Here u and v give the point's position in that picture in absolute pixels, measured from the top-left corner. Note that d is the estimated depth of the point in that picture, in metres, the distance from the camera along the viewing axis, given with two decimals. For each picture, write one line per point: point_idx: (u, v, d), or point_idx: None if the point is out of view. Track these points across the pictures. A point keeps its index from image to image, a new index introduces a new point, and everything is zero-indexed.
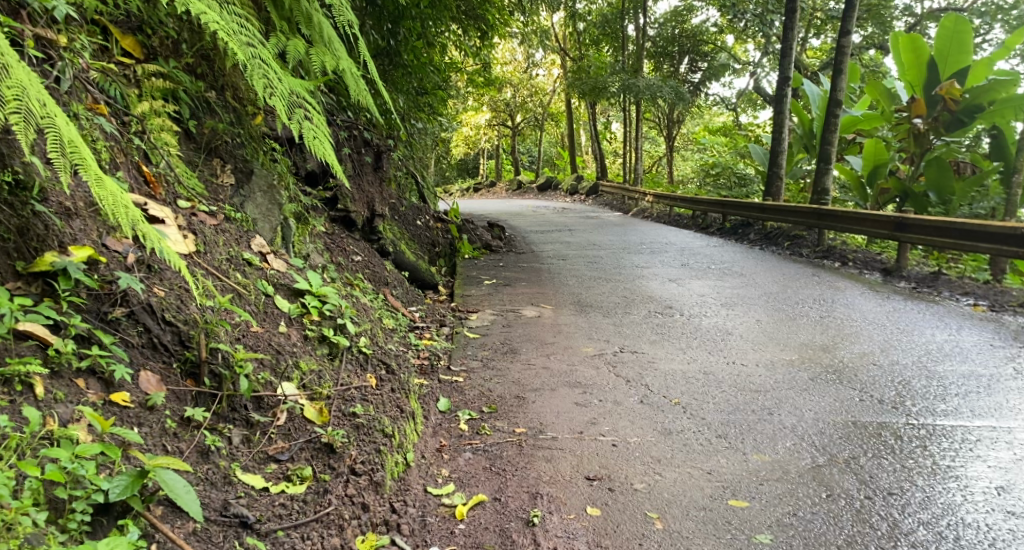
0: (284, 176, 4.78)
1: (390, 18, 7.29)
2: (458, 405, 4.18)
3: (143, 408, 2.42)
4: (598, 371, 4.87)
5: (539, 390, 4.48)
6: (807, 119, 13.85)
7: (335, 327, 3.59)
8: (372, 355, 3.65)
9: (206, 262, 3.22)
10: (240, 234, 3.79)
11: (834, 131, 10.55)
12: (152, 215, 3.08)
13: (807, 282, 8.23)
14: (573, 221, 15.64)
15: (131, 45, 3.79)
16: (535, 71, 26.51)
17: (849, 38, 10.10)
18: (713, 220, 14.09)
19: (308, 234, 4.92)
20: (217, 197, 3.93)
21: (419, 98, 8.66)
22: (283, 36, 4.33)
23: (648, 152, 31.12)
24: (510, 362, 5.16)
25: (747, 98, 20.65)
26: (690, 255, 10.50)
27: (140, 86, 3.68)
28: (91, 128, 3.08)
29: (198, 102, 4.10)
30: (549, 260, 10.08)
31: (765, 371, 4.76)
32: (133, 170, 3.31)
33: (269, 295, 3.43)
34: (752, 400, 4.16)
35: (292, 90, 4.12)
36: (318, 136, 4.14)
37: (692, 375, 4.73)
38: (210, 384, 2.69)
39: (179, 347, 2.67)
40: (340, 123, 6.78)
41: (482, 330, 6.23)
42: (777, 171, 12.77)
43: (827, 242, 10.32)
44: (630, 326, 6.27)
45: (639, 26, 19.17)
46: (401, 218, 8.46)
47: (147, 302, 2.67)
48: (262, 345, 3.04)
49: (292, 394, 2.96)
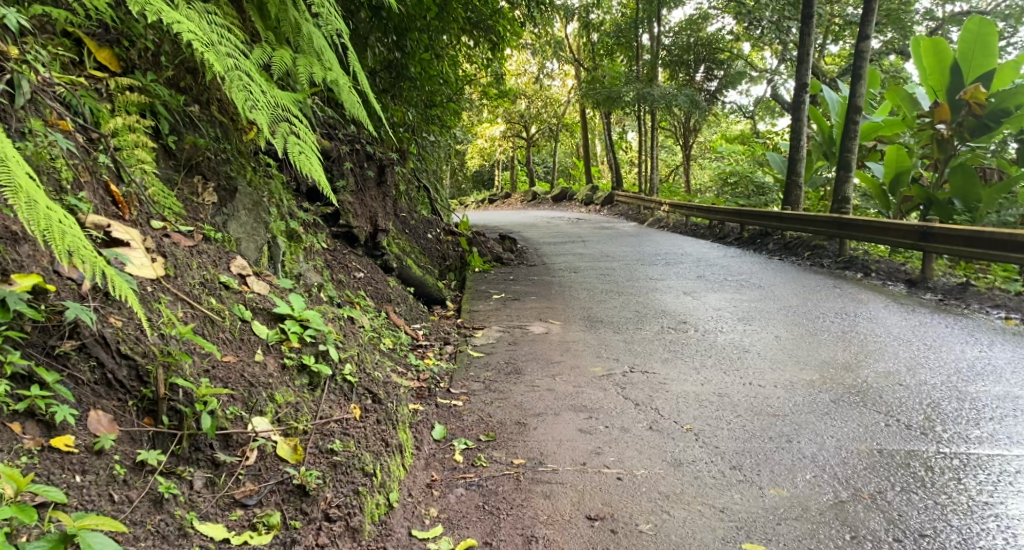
0: (275, 192, 4.59)
1: (395, 31, 7.00)
2: (455, 432, 3.94)
3: (89, 452, 2.23)
4: (605, 394, 4.60)
5: (542, 415, 4.22)
6: (826, 126, 13.55)
7: (317, 353, 3.35)
8: (358, 383, 3.42)
9: (175, 287, 3.01)
10: (220, 255, 3.59)
11: (854, 138, 10.22)
12: (115, 238, 2.91)
13: (828, 294, 7.91)
14: (587, 232, 15.42)
15: (107, 57, 3.61)
16: (549, 81, 26.31)
17: (868, 44, 9.79)
18: (730, 229, 13.75)
19: (302, 252, 4.71)
20: (197, 216, 3.73)
21: (429, 111, 8.48)
22: (270, 47, 4.12)
23: (664, 161, 30.84)
24: (514, 383, 4.90)
25: (765, 106, 20.31)
26: (706, 266, 10.20)
27: (113, 100, 3.48)
28: (48, 146, 2.87)
29: (179, 117, 3.89)
30: (561, 272, 9.84)
31: (783, 393, 4.46)
32: (100, 190, 3.12)
33: (246, 320, 3.21)
34: (768, 425, 3.87)
35: (277, 102, 3.89)
36: (304, 151, 3.91)
37: (706, 398, 4.44)
38: (169, 422, 2.47)
39: (136, 383, 2.47)
40: (341, 137, 6.59)
41: (487, 348, 5.98)
42: (795, 179, 12.45)
43: (849, 251, 9.97)
44: (641, 343, 5.99)
45: (654, 35, 18.94)
46: (408, 232, 8.25)
47: (100, 334, 2.47)
48: (233, 377, 2.81)
49: (265, 430, 2.72)
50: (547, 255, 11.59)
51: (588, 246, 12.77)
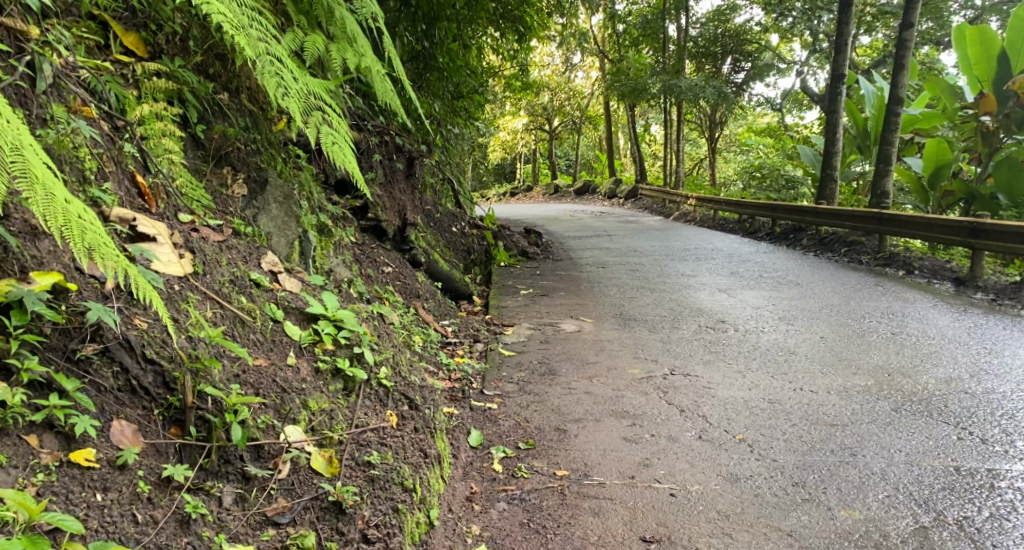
0: (304, 185, 4.40)
1: (424, 18, 6.81)
2: (492, 439, 3.73)
3: (111, 467, 2.05)
4: (648, 399, 4.37)
5: (582, 421, 4.00)
6: (862, 119, 13.15)
7: (351, 356, 3.15)
8: (394, 388, 3.22)
9: (203, 285, 2.82)
10: (249, 250, 3.40)
11: (895, 129, 9.87)
12: (141, 233, 2.72)
13: (871, 293, 7.60)
14: (613, 226, 15.14)
15: (134, 42, 3.43)
16: (573, 73, 25.97)
17: (911, 33, 9.44)
18: (761, 224, 13.41)
19: (331, 247, 4.53)
20: (225, 210, 3.55)
21: (455, 102, 8.26)
22: (302, 31, 3.93)
23: (688, 154, 30.38)
24: (549, 385, 4.68)
25: (793, 98, 19.84)
26: (739, 262, 9.91)
27: (139, 87, 3.31)
28: (71, 133, 2.68)
29: (207, 105, 3.70)
30: (588, 268, 9.60)
31: (839, 399, 4.21)
32: (125, 181, 2.94)
33: (277, 321, 3.02)
34: (827, 435, 3.65)
35: (309, 90, 3.71)
36: (337, 142, 3.72)
37: (755, 405, 4.20)
38: (197, 434, 2.29)
39: (162, 390, 2.29)
40: (369, 128, 6.40)
41: (518, 346, 5.76)
42: (830, 172, 12.07)
43: (889, 248, 9.63)
44: (680, 343, 5.73)
45: (680, 26, 18.57)
46: (433, 225, 8.05)
47: (124, 337, 2.29)
48: (265, 383, 2.63)
49: (299, 440, 2.54)
50: (573, 250, 11.36)
51: (615, 241, 12.50)
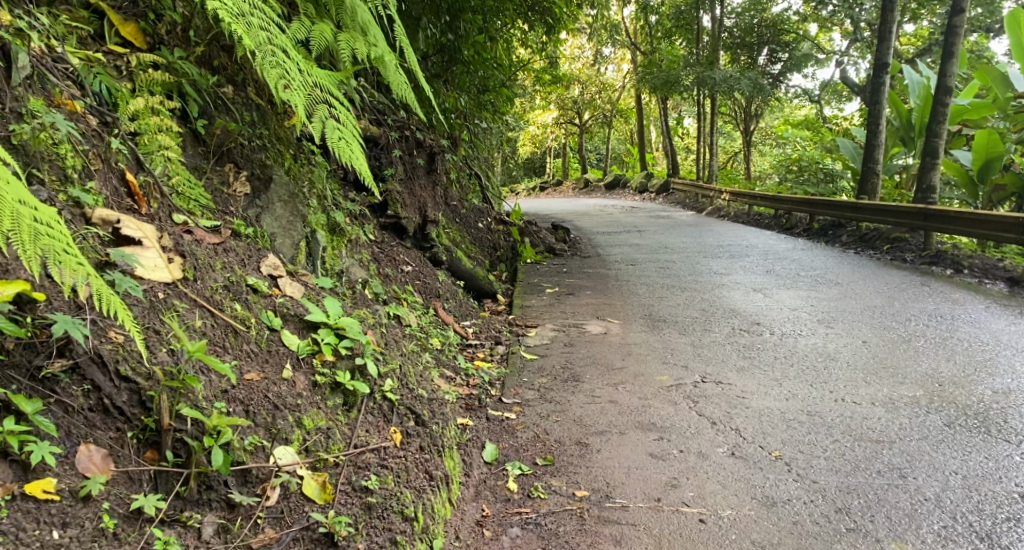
0: (315, 182, 4.21)
1: (448, 10, 6.59)
2: (508, 453, 3.52)
3: (73, 499, 1.87)
4: (676, 409, 4.10)
5: (605, 434, 3.77)
6: (906, 110, 12.64)
7: (353, 369, 2.93)
8: (400, 401, 3.00)
9: (193, 293, 2.63)
10: (250, 253, 3.21)
11: (942, 120, 9.41)
12: (124, 236, 2.52)
13: (917, 293, 7.20)
14: (643, 221, 14.74)
15: (131, 32, 3.25)
16: (604, 66, 25.56)
17: (962, 18, 8.97)
18: (798, 219, 12.95)
19: (344, 247, 4.34)
20: (226, 210, 3.36)
21: (481, 96, 8.01)
22: (310, 20, 3.72)
23: (723, 146, 29.78)
24: (572, 393, 4.44)
25: (833, 89, 19.22)
26: (775, 260, 9.53)
27: (134, 80, 3.13)
28: (48, 129, 2.51)
29: (209, 99, 3.51)
30: (617, 265, 9.32)
31: (885, 412, 3.89)
32: (113, 179, 2.75)
33: (274, 329, 2.82)
34: (873, 452, 3.34)
35: (315, 82, 3.51)
36: (344, 137, 3.51)
37: (793, 418, 3.90)
38: (174, 459, 2.09)
39: (137, 410, 2.09)
40: (390, 123, 6.21)
41: (541, 349, 5.53)
42: (872, 166, 11.58)
43: (935, 245, 9.18)
44: (712, 348, 5.44)
45: (716, 16, 18.06)
46: (457, 222, 7.84)
47: (96, 352, 2.09)
48: (255, 399, 2.43)
49: (290, 463, 2.33)
50: (602, 246, 11.06)
51: (645, 237, 12.18)
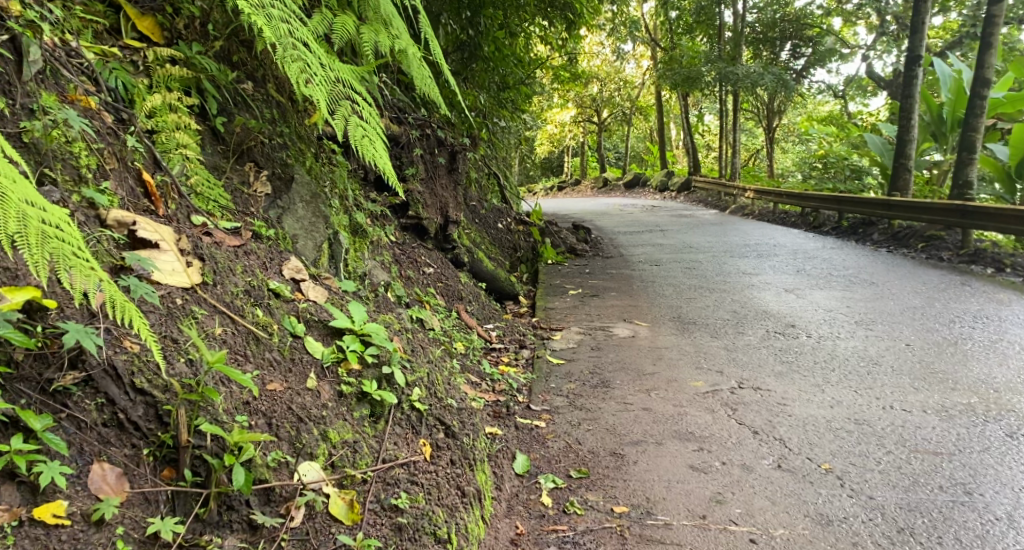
0: (336, 182, 4.06)
1: (469, 6, 6.45)
2: (539, 465, 3.36)
3: (85, 523, 1.73)
4: (715, 418, 3.91)
5: (641, 445, 3.60)
6: (937, 104, 12.32)
7: (379, 378, 2.78)
8: (428, 412, 2.85)
9: (213, 298, 2.48)
10: (271, 256, 3.07)
11: (980, 114, 9.12)
12: (141, 239, 2.38)
13: (958, 294, 6.94)
14: (665, 221, 14.49)
15: (148, 27, 3.12)
16: (624, 64, 25.29)
17: (1000, 8, 8.69)
18: (826, 217, 12.66)
19: (366, 249, 4.20)
20: (247, 210, 3.22)
21: (501, 94, 7.84)
22: (332, 13, 3.58)
23: (744, 144, 29.36)
24: (602, 399, 4.26)
25: (857, 86, 18.62)
26: (805, 259, 9.27)
27: (150, 75, 2.99)
28: (61, 126, 2.38)
29: (229, 95, 3.38)
30: (641, 265, 9.12)
31: (939, 421, 3.70)
32: (130, 180, 2.61)
33: (298, 336, 2.67)
34: (932, 467, 3.15)
35: (338, 77, 3.37)
36: (368, 134, 3.36)
37: (839, 428, 3.70)
38: (193, 478, 1.94)
39: (153, 426, 1.94)
40: (411, 121, 6.06)
41: (567, 352, 5.35)
42: (903, 162, 11.27)
43: (974, 243, 8.88)
44: (746, 352, 5.22)
45: (736, 12, 17.72)
46: (477, 222, 7.69)
47: (110, 363, 1.95)
48: (279, 411, 2.29)
49: (315, 480, 2.18)
50: (624, 246, 10.84)
51: (668, 236, 11.93)
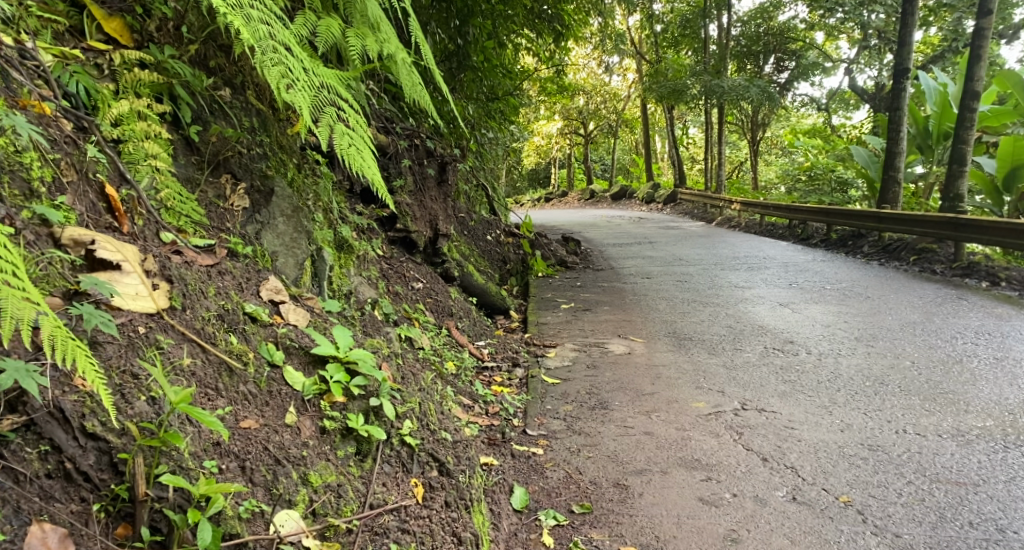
0: (319, 195, 3.83)
1: (457, 14, 6.26)
2: (538, 498, 3.24)
3: None
4: (720, 442, 3.70)
5: (645, 475, 3.40)
6: (922, 116, 12.25)
7: (366, 410, 2.54)
8: (420, 447, 2.62)
9: (182, 325, 2.24)
10: (248, 276, 2.83)
11: (970, 127, 9.03)
12: (99, 260, 2.14)
13: (956, 308, 6.82)
14: (653, 232, 14.34)
15: (116, 28, 2.87)
16: (609, 77, 25.24)
17: (989, 20, 8.61)
18: (814, 230, 12.56)
19: (351, 264, 3.96)
20: (222, 226, 2.99)
21: (490, 105, 7.63)
22: (315, 15, 3.36)
23: (729, 157, 29.36)
24: (602, 423, 4.04)
25: (840, 98, 18.76)
26: (797, 271, 9.15)
27: (116, 80, 2.76)
28: (8, 134, 2.13)
29: (205, 102, 3.14)
30: (632, 277, 8.92)
31: (957, 448, 3.57)
32: (90, 194, 2.36)
33: (276, 366, 2.45)
34: (956, 498, 3.12)
35: (322, 83, 3.15)
36: (354, 144, 3.14)
37: (854, 451, 3.57)
38: (151, 536, 1.72)
39: (106, 476, 1.72)
40: (399, 131, 5.84)
41: (563, 371, 5.13)
42: (892, 174, 11.16)
43: (966, 256, 8.77)
44: (746, 370, 5.02)
45: (721, 25, 17.66)
46: (466, 235, 7.46)
47: (57, 405, 1.73)
48: (254, 452, 2.07)
49: (293, 531, 1.96)
50: (614, 258, 10.65)
51: (658, 248, 11.75)
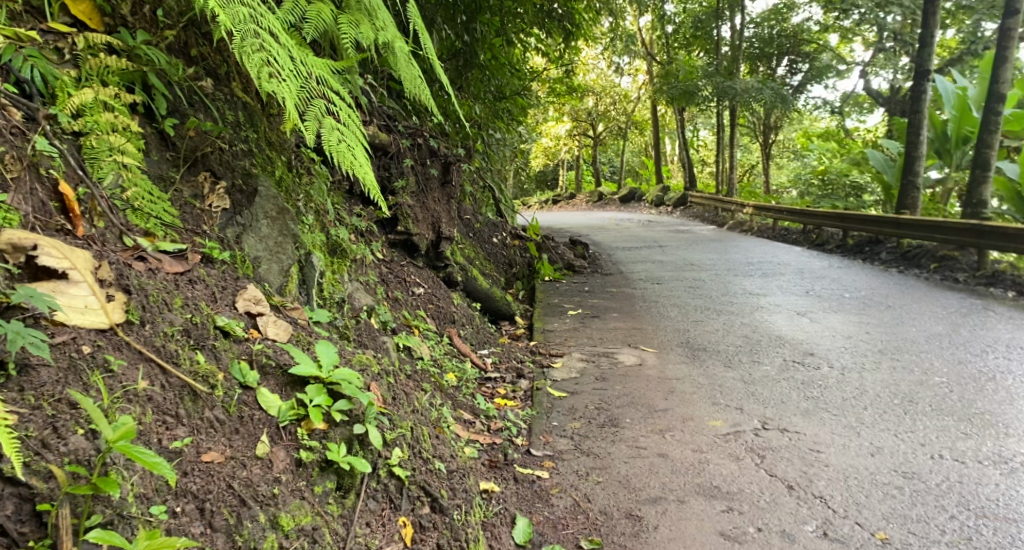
0: (310, 196, 3.56)
1: (464, 9, 6.01)
2: (542, 530, 2.98)
3: None
4: (742, 466, 3.41)
5: (660, 504, 3.12)
6: (939, 120, 11.86)
7: (351, 438, 2.31)
8: (410, 480, 2.41)
9: (139, 342, 2.05)
10: (224, 284, 2.55)
11: (994, 131, 8.65)
12: (41, 268, 1.96)
13: (983, 319, 6.49)
14: (662, 236, 13.97)
15: (84, 11, 2.60)
16: (619, 78, 24.92)
17: (1015, 21, 8.22)
18: (829, 234, 12.20)
19: (346, 270, 3.69)
20: (198, 228, 2.72)
21: (496, 105, 7.34)
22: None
23: (739, 160, 28.92)
24: (612, 442, 3.74)
25: (854, 102, 18.35)
26: (813, 279, 8.81)
27: (79, 66, 2.49)
28: None
29: (183, 93, 2.88)
30: (642, 283, 8.62)
31: (1001, 477, 3.27)
32: (40, 192, 2.16)
33: (249, 387, 2.22)
34: (1007, 537, 2.84)
35: (311, 73, 2.87)
36: (345, 141, 2.88)
37: (890, 479, 3.26)
38: None
39: (27, 529, 1.59)
40: (401, 130, 5.57)
41: (571, 382, 4.85)
42: (911, 179, 10.76)
43: (990, 264, 8.40)
44: (765, 384, 4.70)
45: (734, 26, 17.30)
46: (471, 237, 7.19)
47: None
48: (215, 493, 1.90)
49: None
50: (623, 262, 10.34)
51: (668, 253, 11.41)
